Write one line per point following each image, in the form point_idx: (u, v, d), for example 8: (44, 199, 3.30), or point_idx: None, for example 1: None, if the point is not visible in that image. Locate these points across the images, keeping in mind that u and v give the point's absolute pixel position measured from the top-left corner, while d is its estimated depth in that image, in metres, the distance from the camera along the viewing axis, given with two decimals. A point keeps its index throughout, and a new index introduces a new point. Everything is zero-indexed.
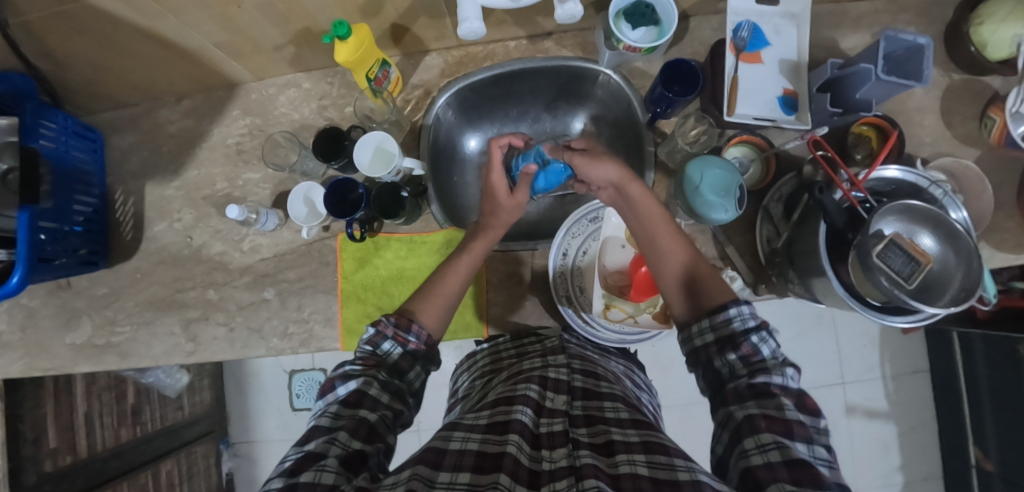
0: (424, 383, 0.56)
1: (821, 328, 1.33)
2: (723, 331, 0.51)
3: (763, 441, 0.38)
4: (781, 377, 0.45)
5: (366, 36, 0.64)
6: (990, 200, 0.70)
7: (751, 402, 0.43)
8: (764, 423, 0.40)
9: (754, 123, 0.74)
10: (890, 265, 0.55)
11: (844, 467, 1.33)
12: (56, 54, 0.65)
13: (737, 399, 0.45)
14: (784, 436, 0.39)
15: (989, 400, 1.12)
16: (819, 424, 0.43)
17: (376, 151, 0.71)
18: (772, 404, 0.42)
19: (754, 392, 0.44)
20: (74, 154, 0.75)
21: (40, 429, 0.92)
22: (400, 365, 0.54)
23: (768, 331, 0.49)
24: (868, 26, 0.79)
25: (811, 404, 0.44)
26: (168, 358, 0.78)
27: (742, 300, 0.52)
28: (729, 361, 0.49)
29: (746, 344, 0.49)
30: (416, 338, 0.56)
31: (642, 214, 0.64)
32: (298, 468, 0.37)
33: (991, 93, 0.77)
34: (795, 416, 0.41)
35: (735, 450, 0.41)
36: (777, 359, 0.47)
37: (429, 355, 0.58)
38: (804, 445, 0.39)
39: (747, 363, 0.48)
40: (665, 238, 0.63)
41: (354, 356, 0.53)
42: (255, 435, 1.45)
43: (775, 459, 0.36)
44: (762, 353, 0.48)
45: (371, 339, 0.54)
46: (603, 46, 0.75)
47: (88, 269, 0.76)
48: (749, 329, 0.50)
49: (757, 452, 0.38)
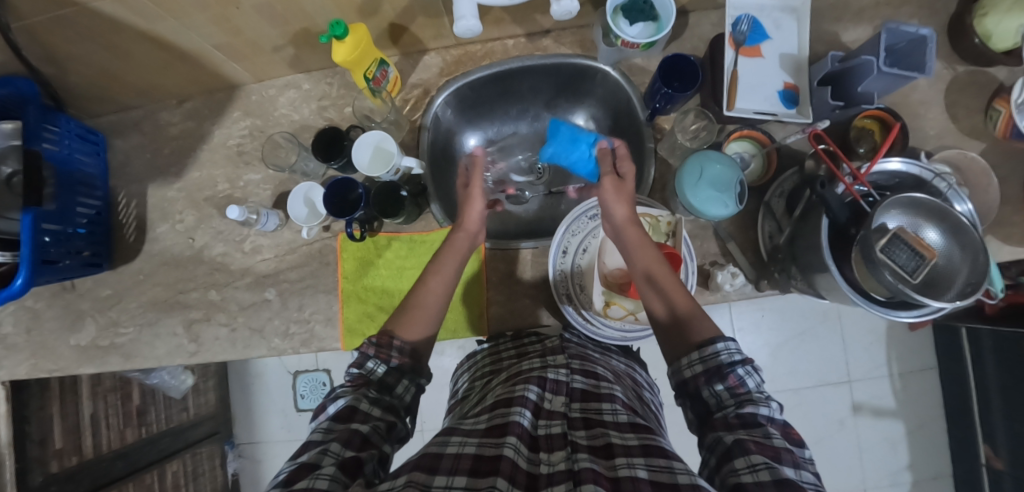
0: (415, 396, 0.55)
1: (826, 325, 1.31)
2: (711, 363, 0.50)
3: (753, 462, 0.38)
4: (768, 409, 0.45)
5: (364, 36, 0.64)
6: (996, 194, 0.69)
7: (739, 429, 0.43)
8: (753, 446, 0.40)
9: (754, 118, 0.73)
10: (895, 260, 0.53)
11: (852, 467, 1.31)
12: (59, 58, 0.66)
13: (725, 426, 0.44)
14: (774, 460, 0.39)
15: (998, 398, 1.10)
16: (806, 455, 0.43)
17: (375, 150, 0.71)
18: (759, 432, 0.42)
19: (742, 422, 0.44)
20: (78, 157, 0.75)
21: (46, 430, 0.93)
22: (386, 381, 0.53)
23: (754, 365, 0.49)
24: (870, 19, 0.78)
25: (796, 435, 0.44)
26: (171, 359, 0.79)
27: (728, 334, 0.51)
28: (716, 391, 0.48)
29: (733, 376, 0.48)
30: (398, 353, 0.55)
31: (641, 248, 0.64)
32: (293, 479, 0.37)
33: (996, 85, 0.76)
34: (783, 443, 0.40)
35: (723, 469, 0.40)
36: (762, 393, 0.47)
37: (416, 369, 0.57)
38: (793, 470, 0.38)
39: (734, 394, 0.47)
40: (662, 272, 0.61)
41: (344, 379, 0.52)
42: (260, 435, 1.46)
43: (765, 478, 0.36)
44: (747, 385, 0.47)
45: (357, 361, 0.54)
46: (602, 43, 0.74)
47: (92, 270, 0.77)
48: (735, 361, 0.49)
49: (747, 471, 0.37)
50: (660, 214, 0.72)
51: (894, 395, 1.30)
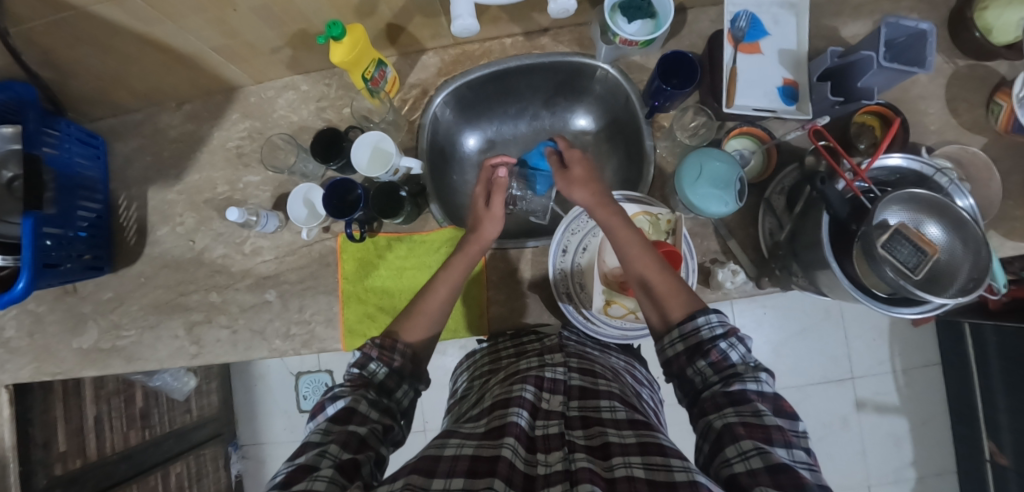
0: (413, 402, 0.56)
1: (829, 322, 1.31)
2: (692, 340, 0.50)
3: (743, 449, 0.38)
4: (755, 383, 0.44)
5: (362, 36, 0.64)
6: (998, 187, 0.68)
7: (729, 409, 0.43)
8: (742, 430, 0.40)
9: (754, 115, 0.72)
10: (896, 256, 0.53)
11: (856, 463, 1.30)
12: (58, 62, 0.66)
13: (714, 407, 0.44)
14: (765, 443, 0.38)
15: (1002, 392, 1.10)
16: (797, 428, 0.43)
17: (374, 151, 0.71)
18: (749, 410, 0.42)
19: (731, 399, 0.44)
20: (78, 161, 0.75)
21: (50, 433, 0.94)
22: (387, 385, 0.53)
23: (737, 337, 0.49)
24: (869, 14, 0.77)
25: (787, 407, 0.44)
26: (173, 361, 0.79)
27: (710, 308, 0.52)
28: (699, 368, 0.49)
29: (715, 351, 0.48)
30: (400, 356, 0.56)
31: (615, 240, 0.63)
32: (291, 480, 0.37)
33: (997, 79, 0.75)
34: (773, 421, 0.40)
35: (717, 459, 0.40)
36: (748, 364, 0.47)
37: (415, 374, 0.58)
38: (784, 450, 0.38)
39: (718, 369, 0.48)
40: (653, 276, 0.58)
41: (343, 378, 0.52)
42: (263, 436, 1.46)
43: (757, 466, 0.36)
44: (731, 359, 0.47)
45: (358, 362, 0.54)
46: (600, 41, 0.74)
47: (93, 274, 0.77)
48: (717, 335, 0.49)
49: (739, 460, 0.37)
50: (660, 213, 0.71)
51: (898, 391, 1.30)
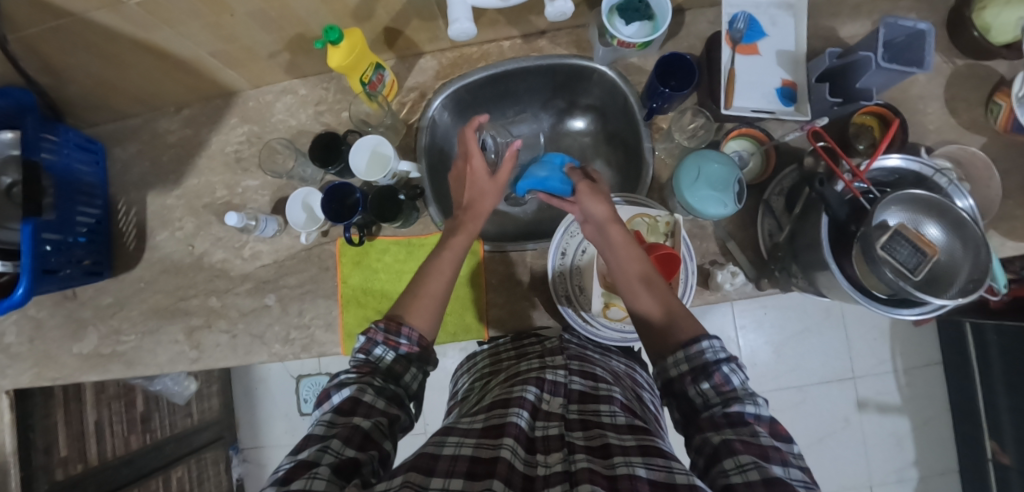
0: (422, 384, 0.57)
1: (830, 321, 1.31)
2: (696, 361, 0.50)
3: (741, 462, 0.38)
4: (754, 406, 0.44)
5: (358, 40, 0.64)
6: (998, 187, 0.68)
7: (727, 429, 0.43)
8: (740, 445, 0.40)
9: (752, 116, 0.73)
10: (895, 257, 0.53)
11: (858, 463, 1.30)
12: (56, 69, 0.66)
13: (712, 426, 0.44)
14: (761, 459, 0.38)
15: (1004, 391, 1.10)
16: (794, 451, 0.43)
17: (372, 155, 0.71)
18: (747, 431, 0.42)
19: (730, 421, 0.43)
20: (77, 167, 0.76)
21: (51, 438, 0.94)
22: (394, 370, 0.54)
23: (738, 362, 0.49)
24: (868, 14, 0.77)
25: (783, 431, 0.44)
26: (172, 366, 0.79)
27: (712, 333, 0.51)
28: (701, 390, 0.48)
29: (718, 374, 0.47)
30: (407, 341, 0.55)
31: (621, 251, 0.63)
32: (291, 476, 0.36)
33: (996, 78, 0.75)
34: (770, 442, 0.40)
35: (713, 469, 0.40)
36: (748, 389, 0.47)
37: (425, 357, 0.57)
38: (781, 468, 0.38)
39: (719, 392, 0.47)
40: (657, 283, 0.60)
41: (350, 364, 0.53)
42: (264, 439, 1.46)
43: (754, 478, 0.35)
44: (733, 383, 0.47)
45: (364, 347, 0.54)
46: (597, 42, 0.74)
47: (93, 279, 0.77)
48: (720, 359, 0.49)
49: (736, 472, 0.37)
50: (658, 215, 0.71)
51: (899, 390, 1.30)
